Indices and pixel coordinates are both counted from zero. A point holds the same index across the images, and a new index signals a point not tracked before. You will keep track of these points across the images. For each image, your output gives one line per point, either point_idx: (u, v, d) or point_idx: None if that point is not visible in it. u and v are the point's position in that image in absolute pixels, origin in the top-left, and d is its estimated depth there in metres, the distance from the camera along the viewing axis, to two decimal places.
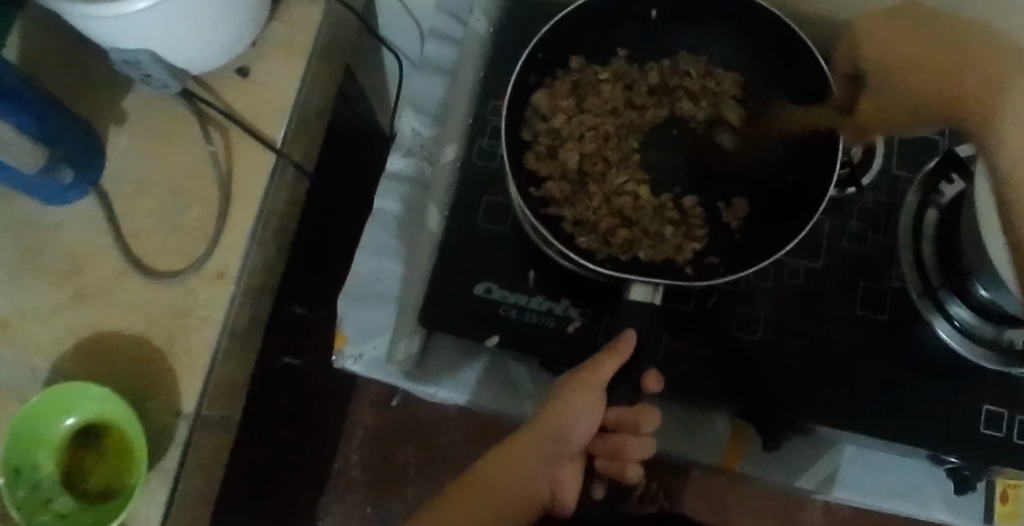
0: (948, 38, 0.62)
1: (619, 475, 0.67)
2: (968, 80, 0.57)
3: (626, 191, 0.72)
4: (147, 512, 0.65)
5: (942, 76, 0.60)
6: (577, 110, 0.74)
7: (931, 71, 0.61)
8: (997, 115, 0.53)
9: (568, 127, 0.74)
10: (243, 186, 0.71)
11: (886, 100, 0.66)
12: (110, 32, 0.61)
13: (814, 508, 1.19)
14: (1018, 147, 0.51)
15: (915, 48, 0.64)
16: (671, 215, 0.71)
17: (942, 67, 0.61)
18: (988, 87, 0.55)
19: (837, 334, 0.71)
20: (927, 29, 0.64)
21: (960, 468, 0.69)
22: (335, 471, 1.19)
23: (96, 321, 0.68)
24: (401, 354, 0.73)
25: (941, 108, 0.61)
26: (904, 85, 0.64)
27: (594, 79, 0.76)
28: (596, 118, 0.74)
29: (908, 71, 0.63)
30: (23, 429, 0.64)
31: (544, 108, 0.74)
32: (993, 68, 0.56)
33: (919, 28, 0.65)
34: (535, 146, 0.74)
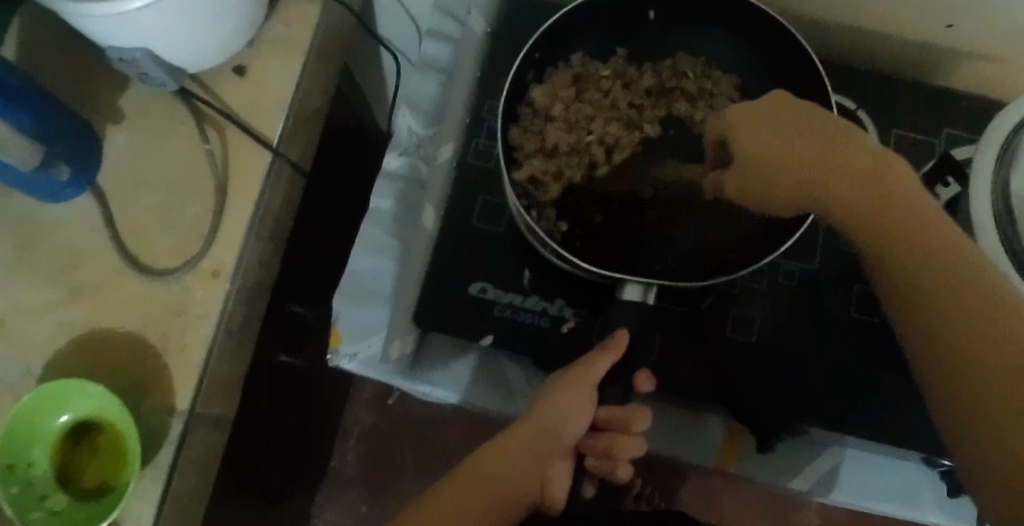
0: (859, 165, 0.54)
1: (610, 473, 0.65)
2: (855, 191, 0.53)
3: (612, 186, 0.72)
4: (140, 509, 0.65)
5: (816, 178, 0.54)
6: (575, 101, 0.75)
7: (798, 163, 0.55)
8: (914, 276, 0.52)
9: (564, 119, 0.74)
10: (238, 184, 0.71)
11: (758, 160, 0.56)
12: (108, 30, 0.61)
13: (808, 509, 1.19)
14: (998, 347, 0.49)
15: (857, 155, 0.55)
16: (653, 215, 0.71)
17: (862, 178, 0.54)
18: (942, 287, 0.51)
19: (832, 335, 0.71)
20: (825, 123, 0.56)
21: (953, 471, 0.71)
22: (331, 470, 1.19)
23: (91, 319, 0.68)
24: (395, 352, 0.74)
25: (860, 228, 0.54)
26: (770, 151, 0.56)
27: (595, 74, 0.76)
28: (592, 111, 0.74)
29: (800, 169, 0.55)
30: (17, 426, 0.64)
31: (542, 99, 0.74)
32: (885, 201, 0.53)
33: (792, 104, 0.58)
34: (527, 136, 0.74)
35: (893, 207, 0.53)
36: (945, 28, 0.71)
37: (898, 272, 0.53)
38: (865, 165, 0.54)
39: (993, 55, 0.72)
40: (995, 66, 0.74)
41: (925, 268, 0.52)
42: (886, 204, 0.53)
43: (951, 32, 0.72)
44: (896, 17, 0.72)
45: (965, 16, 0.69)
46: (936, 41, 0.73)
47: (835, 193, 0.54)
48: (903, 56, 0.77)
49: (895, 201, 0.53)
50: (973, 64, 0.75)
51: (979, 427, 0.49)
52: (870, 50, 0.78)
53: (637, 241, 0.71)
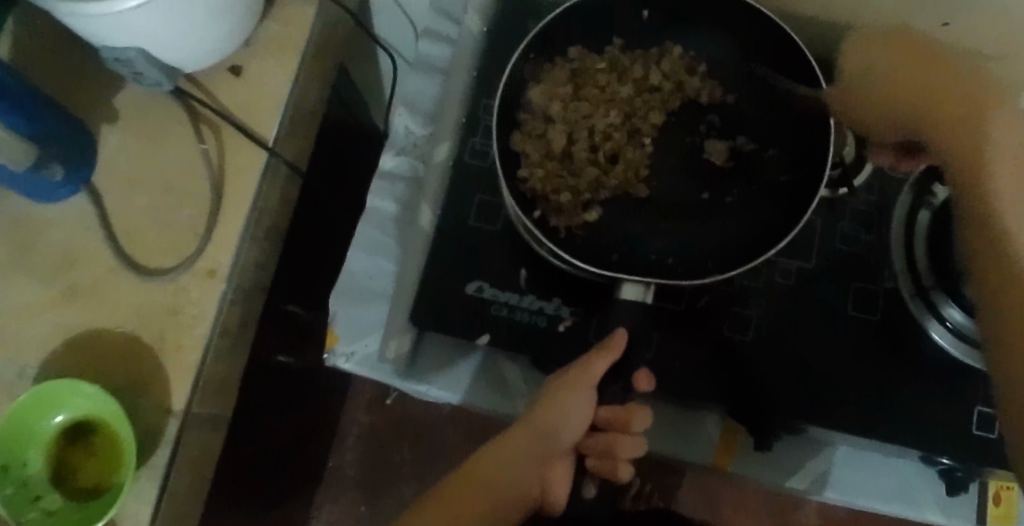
0: (967, 84, 0.47)
1: (611, 473, 0.66)
2: (907, 102, 0.49)
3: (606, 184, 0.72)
4: (136, 510, 0.65)
5: (926, 85, 0.48)
6: (573, 96, 0.74)
7: (916, 81, 0.49)
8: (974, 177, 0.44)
9: (561, 116, 0.73)
10: (234, 183, 0.71)
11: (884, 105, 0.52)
12: (103, 30, 0.61)
13: (808, 509, 1.19)
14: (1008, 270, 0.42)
15: (970, 73, 0.47)
16: (645, 213, 0.72)
17: (924, 64, 0.49)
18: (976, 192, 0.44)
19: (830, 335, 0.71)
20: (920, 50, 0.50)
21: (953, 470, 0.69)
22: (329, 470, 1.19)
23: (87, 319, 0.68)
24: (392, 352, 0.73)
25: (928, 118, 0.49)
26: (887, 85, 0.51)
27: (593, 68, 0.75)
28: (590, 107, 0.73)
29: (894, 74, 0.50)
30: (13, 426, 0.64)
31: (540, 96, 0.74)
32: (946, 90, 0.47)
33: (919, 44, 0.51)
34: (523, 132, 0.73)
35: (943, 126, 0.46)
36: (943, 26, 0.71)
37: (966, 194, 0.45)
38: (944, 103, 0.47)
39: (991, 52, 0.72)
40: None
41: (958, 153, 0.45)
42: (959, 93, 0.46)
43: (949, 29, 0.72)
44: (893, 15, 0.72)
45: (962, 13, 0.69)
46: None
47: (917, 85, 0.49)
48: None
49: (973, 106, 0.45)
50: None
51: (1007, 354, 0.42)
52: None
53: (629, 240, 0.71)
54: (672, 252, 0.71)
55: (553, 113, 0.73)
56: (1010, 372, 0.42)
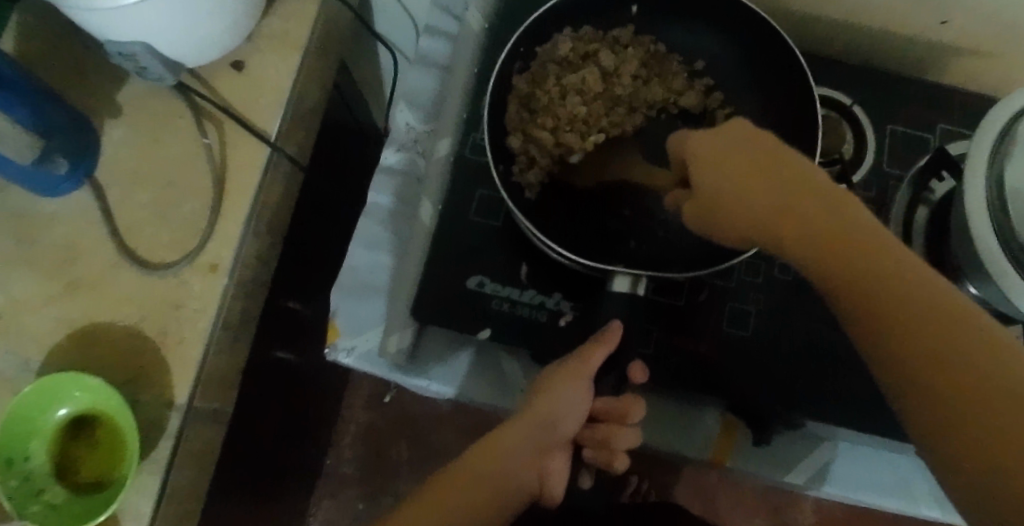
0: (758, 163, 0.52)
1: (607, 465, 0.66)
2: (875, 273, 0.46)
3: (602, 167, 0.72)
4: (138, 503, 0.65)
5: (747, 168, 0.52)
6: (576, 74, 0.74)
7: (777, 213, 0.50)
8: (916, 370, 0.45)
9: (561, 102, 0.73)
10: (236, 179, 0.72)
11: (714, 211, 0.53)
12: (104, 24, 0.62)
13: (805, 506, 1.20)
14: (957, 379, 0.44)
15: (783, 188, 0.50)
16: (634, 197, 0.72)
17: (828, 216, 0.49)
18: (936, 365, 0.44)
19: (826, 329, 0.71)
20: (757, 158, 0.52)
21: None
22: (328, 466, 1.20)
23: (88, 313, 0.68)
24: (393, 346, 0.73)
25: (776, 232, 0.50)
26: (719, 201, 0.53)
27: (586, 54, 0.75)
28: (593, 87, 0.73)
29: (737, 186, 0.52)
30: (15, 419, 0.64)
31: (541, 78, 0.74)
32: (877, 245, 0.47)
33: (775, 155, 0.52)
34: (522, 106, 0.74)
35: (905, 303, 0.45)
36: (941, 24, 0.72)
37: (911, 395, 0.45)
38: (796, 210, 0.49)
39: (988, 51, 0.73)
40: (989, 62, 0.74)
41: (932, 346, 0.44)
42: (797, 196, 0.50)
43: (946, 28, 0.72)
44: (893, 13, 0.73)
45: (962, 13, 0.70)
46: (932, 36, 0.74)
47: (796, 235, 0.49)
48: (898, 52, 0.78)
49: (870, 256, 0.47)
50: (969, 60, 0.75)
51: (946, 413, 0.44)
52: (865, 47, 0.78)
53: (638, 226, 0.72)
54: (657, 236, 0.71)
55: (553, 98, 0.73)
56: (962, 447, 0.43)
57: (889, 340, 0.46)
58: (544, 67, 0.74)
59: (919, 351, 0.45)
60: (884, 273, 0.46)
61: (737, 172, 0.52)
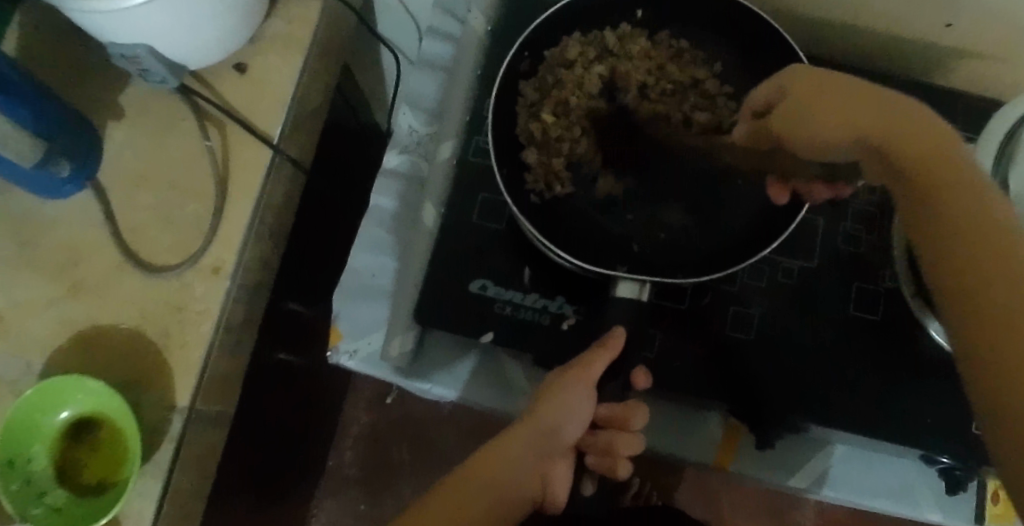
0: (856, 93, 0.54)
1: (610, 472, 0.66)
2: (964, 199, 0.47)
3: (610, 172, 0.72)
4: (140, 506, 0.65)
5: (855, 92, 0.54)
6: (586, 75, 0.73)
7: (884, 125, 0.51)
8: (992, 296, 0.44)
9: (569, 105, 0.73)
10: (239, 182, 0.71)
11: (800, 119, 0.55)
12: (108, 27, 0.61)
13: (807, 508, 1.20)
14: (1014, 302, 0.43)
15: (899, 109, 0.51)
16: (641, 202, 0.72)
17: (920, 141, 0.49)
18: (992, 300, 0.44)
19: (828, 333, 0.71)
20: (854, 88, 0.54)
21: (952, 469, 0.69)
22: (330, 467, 1.20)
23: (91, 316, 0.68)
24: (396, 350, 0.72)
25: (874, 138, 0.51)
26: (815, 102, 0.54)
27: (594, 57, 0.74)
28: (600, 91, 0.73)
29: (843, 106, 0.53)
30: (18, 422, 0.64)
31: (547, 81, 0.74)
32: (948, 177, 0.48)
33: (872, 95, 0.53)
34: (527, 110, 0.74)
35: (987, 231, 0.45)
36: (945, 27, 0.72)
37: (976, 338, 0.44)
38: (900, 125, 0.50)
39: (992, 54, 0.73)
40: (993, 65, 0.74)
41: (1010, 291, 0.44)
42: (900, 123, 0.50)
43: (951, 30, 0.72)
44: (896, 16, 0.72)
45: (966, 16, 0.69)
46: (936, 40, 0.74)
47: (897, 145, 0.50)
48: (902, 54, 0.77)
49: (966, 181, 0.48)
50: (972, 63, 0.75)
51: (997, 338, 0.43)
52: (869, 50, 0.78)
53: (643, 231, 0.71)
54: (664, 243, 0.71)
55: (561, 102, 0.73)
56: (1020, 387, 0.42)
57: (959, 256, 0.46)
58: (550, 70, 0.74)
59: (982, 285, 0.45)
60: (966, 182, 0.47)
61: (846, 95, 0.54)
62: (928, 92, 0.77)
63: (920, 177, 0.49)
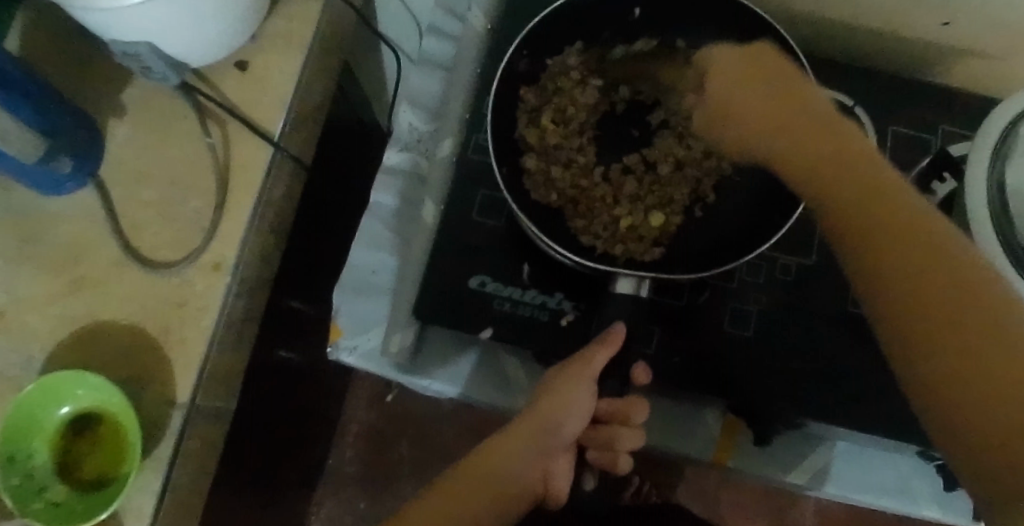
0: (770, 91, 0.55)
1: (610, 466, 0.66)
2: (851, 184, 0.49)
3: (614, 178, 0.73)
4: (140, 501, 0.65)
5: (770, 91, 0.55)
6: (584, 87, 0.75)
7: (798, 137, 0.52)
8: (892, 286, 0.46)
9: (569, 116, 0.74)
10: (240, 179, 0.72)
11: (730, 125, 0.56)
12: (110, 24, 0.62)
13: (806, 507, 1.20)
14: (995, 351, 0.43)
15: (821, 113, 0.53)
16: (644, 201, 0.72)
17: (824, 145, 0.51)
18: (931, 326, 0.45)
19: (826, 329, 0.71)
20: (761, 79, 0.55)
21: (950, 465, 0.70)
22: (330, 466, 1.20)
23: (91, 312, 0.68)
24: (395, 346, 0.73)
25: (774, 156, 0.53)
26: (731, 112, 0.56)
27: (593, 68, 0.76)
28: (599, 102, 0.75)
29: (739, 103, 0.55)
30: (18, 417, 0.64)
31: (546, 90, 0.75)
32: (879, 182, 0.48)
33: (762, 60, 0.56)
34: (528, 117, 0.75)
35: (898, 206, 0.47)
36: (943, 25, 0.72)
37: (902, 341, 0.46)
38: (792, 129, 0.52)
39: (990, 53, 0.73)
40: (991, 63, 0.75)
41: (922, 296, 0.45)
42: (823, 132, 0.51)
43: (948, 29, 0.72)
44: (894, 14, 0.73)
45: (963, 14, 0.70)
46: (934, 38, 0.74)
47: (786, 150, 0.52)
48: (901, 53, 0.78)
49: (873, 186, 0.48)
50: (970, 61, 0.75)
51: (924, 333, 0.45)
52: (867, 48, 0.79)
53: (647, 235, 0.71)
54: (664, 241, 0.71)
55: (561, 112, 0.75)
56: (960, 405, 0.44)
57: (881, 266, 0.46)
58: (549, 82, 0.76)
59: (903, 280, 0.46)
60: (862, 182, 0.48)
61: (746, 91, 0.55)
62: (926, 90, 0.77)
63: (818, 181, 0.50)
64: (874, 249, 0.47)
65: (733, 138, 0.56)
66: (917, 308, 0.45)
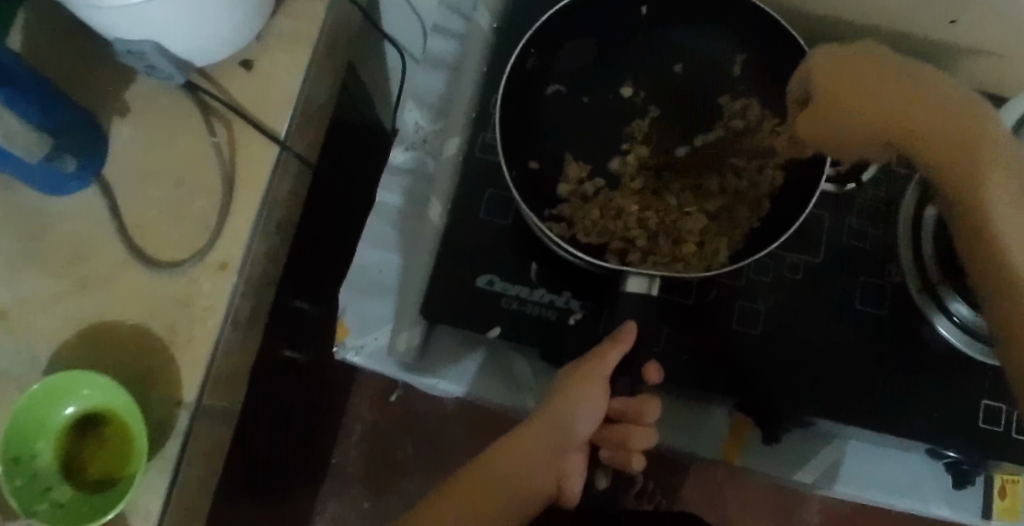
0: (881, 69, 0.53)
1: (624, 465, 0.63)
2: (966, 166, 0.50)
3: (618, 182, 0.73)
4: (147, 501, 0.65)
5: (885, 98, 0.52)
6: (589, 91, 0.76)
7: (887, 121, 0.52)
8: (1016, 261, 0.48)
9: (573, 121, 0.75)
10: (246, 178, 0.71)
11: (827, 124, 0.56)
12: (116, 22, 0.61)
13: (811, 505, 1.20)
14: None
15: (960, 108, 0.51)
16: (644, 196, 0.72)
17: (932, 116, 0.51)
18: (1018, 336, 0.48)
19: (834, 327, 0.71)
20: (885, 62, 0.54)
21: (959, 462, 0.71)
22: (333, 465, 1.20)
23: (97, 312, 0.68)
24: (402, 345, 0.72)
25: (897, 140, 0.53)
26: (851, 96, 0.53)
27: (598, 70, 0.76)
28: (604, 104, 0.75)
29: (861, 98, 0.53)
30: (23, 417, 0.64)
31: (550, 93, 0.76)
32: (968, 131, 0.50)
33: (858, 67, 0.54)
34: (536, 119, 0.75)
35: (1013, 216, 0.48)
36: (950, 24, 0.72)
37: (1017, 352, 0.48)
38: (909, 117, 0.51)
39: (996, 51, 0.73)
40: (998, 61, 0.75)
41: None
42: (971, 117, 0.50)
43: (955, 28, 0.73)
44: (900, 12, 0.73)
45: (969, 12, 0.70)
46: (941, 37, 0.74)
47: (911, 128, 0.51)
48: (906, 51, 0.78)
49: (966, 143, 0.50)
50: (977, 59, 0.75)
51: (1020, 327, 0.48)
52: None
53: (656, 236, 0.71)
54: (662, 236, 0.71)
55: (565, 117, 0.75)
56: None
57: (1016, 290, 0.48)
58: (550, 85, 0.76)
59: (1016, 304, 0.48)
60: (1004, 200, 0.49)
61: (863, 84, 0.53)
62: None
63: (946, 160, 0.50)
64: (981, 215, 0.49)
65: (841, 134, 0.55)
66: (1023, 321, 0.48)
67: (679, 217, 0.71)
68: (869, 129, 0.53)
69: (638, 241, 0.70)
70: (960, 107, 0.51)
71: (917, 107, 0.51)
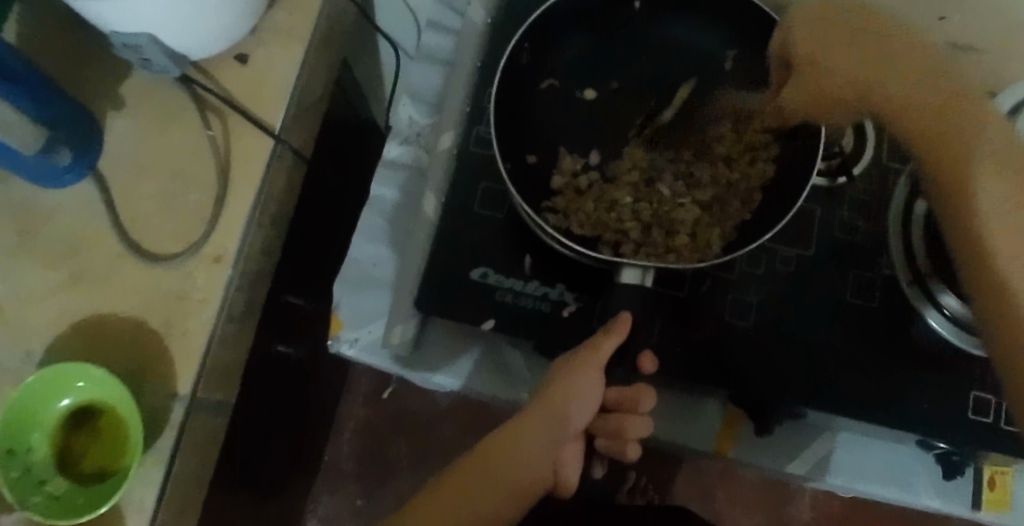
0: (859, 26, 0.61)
1: (620, 454, 0.66)
2: (929, 101, 0.54)
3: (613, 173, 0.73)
4: (141, 493, 0.65)
5: (871, 64, 0.59)
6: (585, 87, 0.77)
7: (899, 84, 0.57)
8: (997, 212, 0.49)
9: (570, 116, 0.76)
10: (241, 171, 0.72)
11: (818, 60, 0.62)
12: (111, 15, 0.62)
13: (802, 501, 1.21)
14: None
15: (946, 95, 0.54)
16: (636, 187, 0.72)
17: (890, 56, 0.58)
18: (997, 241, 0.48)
19: (826, 319, 0.72)
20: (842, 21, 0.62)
21: (950, 453, 0.72)
22: (326, 462, 1.20)
23: (92, 304, 0.68)
24: (397, 338, 0.73)
25: (863, 89, 0.60)
26: (816, 70, 0.63)
27: (592, 66, 0.77)
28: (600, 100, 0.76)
29: (897, 95, 0.56)
30: (17, 409, 0.64)
31: (544, 88, 0.77)
32: (937, 127, 0.53)
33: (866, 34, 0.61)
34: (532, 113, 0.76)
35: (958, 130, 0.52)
36: (939, 20, 0.72)
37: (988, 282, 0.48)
38: (912, 74, 0.57)
39: None
40: None
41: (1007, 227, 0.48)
42: (931, 84, 0.55)
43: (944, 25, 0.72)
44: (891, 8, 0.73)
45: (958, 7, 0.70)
46: None
47: (891, 100, 0.57)
48: None
49: (943, 113, 0.53)
50: None
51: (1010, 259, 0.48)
52: None
53: (650, 227, 0.71)
54: (657, 226, 0.71)
55: (562, 111, 0.76)
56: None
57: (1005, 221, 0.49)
58: (546, 82, 0.77)
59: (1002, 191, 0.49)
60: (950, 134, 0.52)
61: (891, 50, 0.59)
62: None
63: (926, 132, 0.54)
64: (926, 131, 0.54)
65: (830, 71, 0.61)
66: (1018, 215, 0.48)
67: (672, 208, 0.71)
68: (893, 60, 0.58)
69: (632, 231, 0.70)
70: (945, 98, 0.54)
71: (887, 68, 0.58)
